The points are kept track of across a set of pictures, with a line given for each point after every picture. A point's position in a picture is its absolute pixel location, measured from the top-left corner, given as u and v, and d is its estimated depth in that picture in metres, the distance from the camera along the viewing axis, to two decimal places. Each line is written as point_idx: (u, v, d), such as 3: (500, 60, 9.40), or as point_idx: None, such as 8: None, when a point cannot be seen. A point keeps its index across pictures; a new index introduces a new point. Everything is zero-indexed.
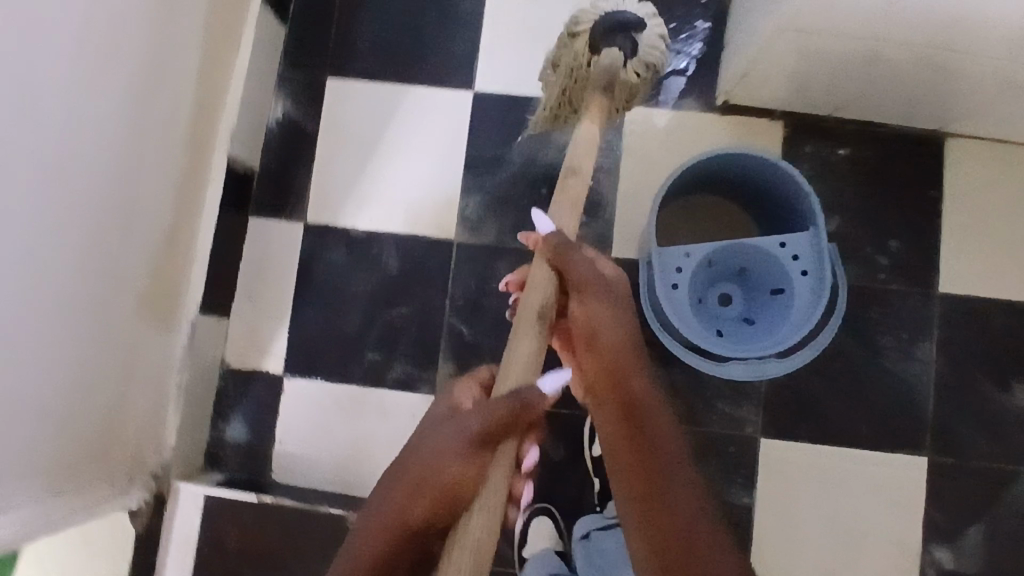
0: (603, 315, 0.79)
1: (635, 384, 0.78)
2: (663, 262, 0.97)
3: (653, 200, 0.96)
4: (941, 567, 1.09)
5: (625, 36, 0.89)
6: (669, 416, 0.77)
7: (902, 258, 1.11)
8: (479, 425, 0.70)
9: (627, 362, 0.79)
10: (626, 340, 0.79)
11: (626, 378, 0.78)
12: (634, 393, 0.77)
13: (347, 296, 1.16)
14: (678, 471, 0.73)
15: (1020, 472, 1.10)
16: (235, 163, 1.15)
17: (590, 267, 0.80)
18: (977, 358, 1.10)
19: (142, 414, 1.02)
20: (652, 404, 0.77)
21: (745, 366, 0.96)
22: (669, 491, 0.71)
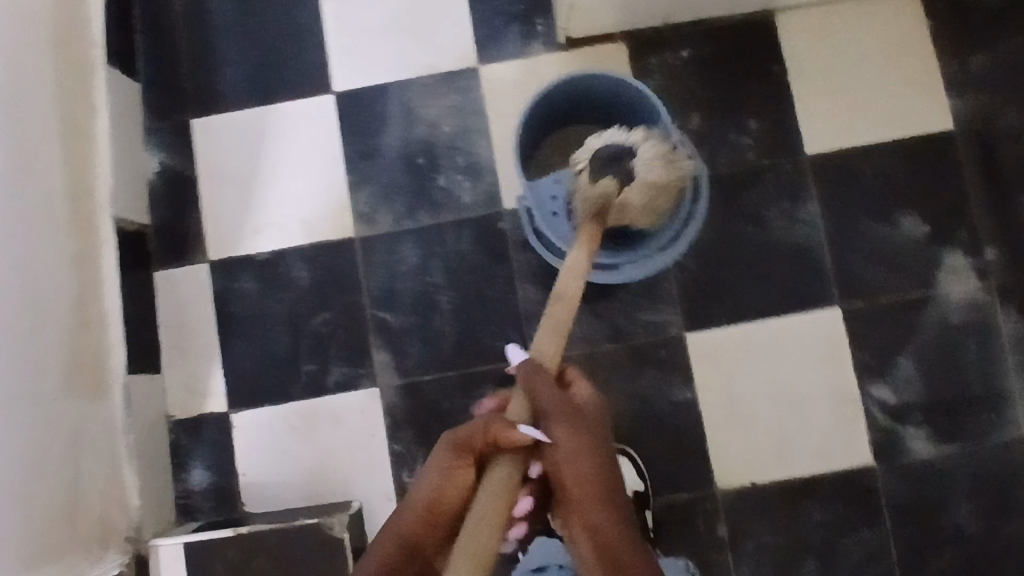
0: (569, 452, 0.76)
1: (597, 518, 0.74)
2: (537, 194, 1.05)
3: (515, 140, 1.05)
4: (883, 404, 1.16)
5: (617, 164, 0.97)
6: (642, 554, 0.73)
7: (763, 134, 1.20)
8: (405, 543, 0.77)
9: (592, 497, 0.75)
10: (595, 473, 0.76)
11: (593, 516, 0.75)
12: (602, 530, 0.74)
13: (269, 319, 1.19)
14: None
15: (930, 295, 1.17)
16: (122, 223, 1.16)
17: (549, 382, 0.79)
18: (858, 205, 1.19)
19: (99, 481, 1.04)
20: (623, 542, 0.73)
21: (637, 264, 1.08)
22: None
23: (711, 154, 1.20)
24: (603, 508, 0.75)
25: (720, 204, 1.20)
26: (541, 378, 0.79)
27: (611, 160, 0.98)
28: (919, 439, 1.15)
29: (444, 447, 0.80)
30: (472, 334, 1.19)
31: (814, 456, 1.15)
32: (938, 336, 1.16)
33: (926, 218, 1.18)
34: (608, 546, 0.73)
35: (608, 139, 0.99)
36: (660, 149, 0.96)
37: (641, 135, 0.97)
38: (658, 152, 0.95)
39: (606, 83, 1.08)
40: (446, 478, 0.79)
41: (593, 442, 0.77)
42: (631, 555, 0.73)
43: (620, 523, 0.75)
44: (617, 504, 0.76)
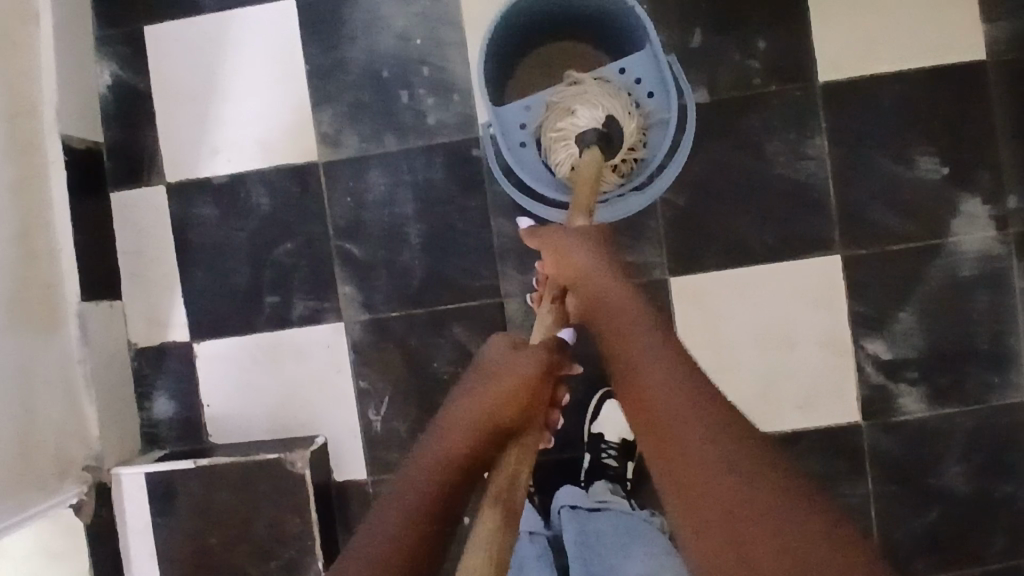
0: (605, 307, 0.72)
1: (649, 379, 0.63)
2: (504, 125, 0.95)
3: (477, 63, 0.93)
4: (878, 359, 1.08)
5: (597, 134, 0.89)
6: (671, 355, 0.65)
7: (772, 56, 1.08)
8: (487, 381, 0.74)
9: (632, 341, 0.67)
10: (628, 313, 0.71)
11: (637, 367, 0.64)
12: (648, 384, 0.62)
13: (230, 248, 1.13)
14: (722, 461, 0.55)
15: (942, 244, 1.07)
16: (73, 142, 1.09)
17: (570, 234, 0.81)
18: (870, 141, 1.08)
19: (54, 414, 1.02)
20: (676, 392, 0.61)
21: (609, 208, 0.99)
22: (719, 492, 0.53)
23: (710, 79, 1.08)
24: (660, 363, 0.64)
25: (716, 136, 1.09)
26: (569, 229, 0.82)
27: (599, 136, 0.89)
28: (913, 398, 1.08)
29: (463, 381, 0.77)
30: (443, 270, 1.12)
31: (795, 410, 1.09)
32: (945, 289, 1.07)
33: (945, 158, 1.07)
34: (654, 409, 0.60)
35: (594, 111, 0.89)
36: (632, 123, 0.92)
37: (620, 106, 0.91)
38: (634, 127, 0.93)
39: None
40: (459, 427, 0.70)
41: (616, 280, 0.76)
42: (687, 392, 0.60)
43: (676, 367, 0.63)
44: (663, 342, 0.66)
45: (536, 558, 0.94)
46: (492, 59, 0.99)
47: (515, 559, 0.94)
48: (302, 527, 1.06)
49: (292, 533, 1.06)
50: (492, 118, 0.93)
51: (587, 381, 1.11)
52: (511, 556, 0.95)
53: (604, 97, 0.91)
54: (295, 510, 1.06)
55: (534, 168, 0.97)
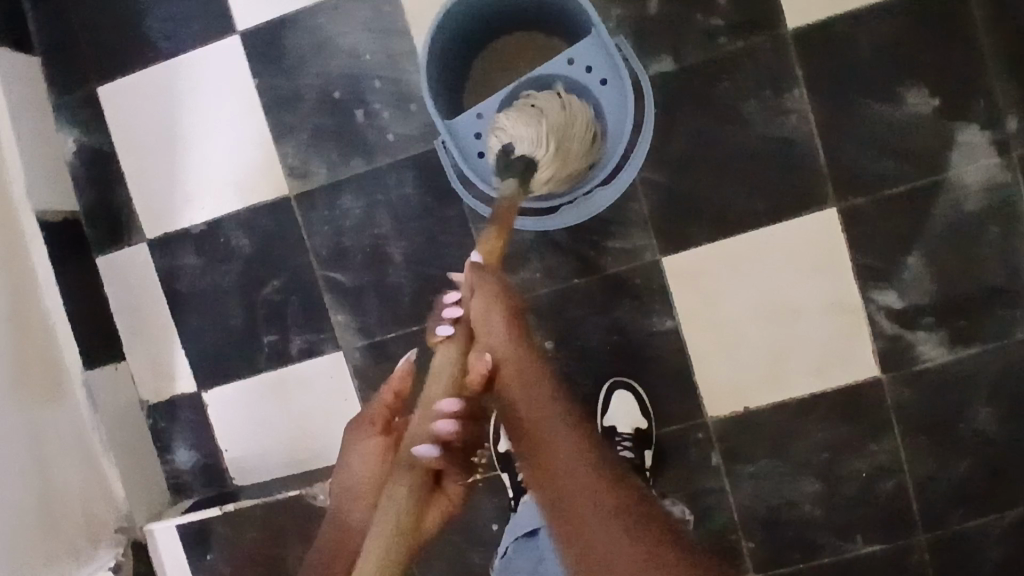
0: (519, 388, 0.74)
1: (556, 463, 0.69)
2: (458, 136, 0.91)
3: (420, 76, 0.89)
4: (889, 310, 1.04)
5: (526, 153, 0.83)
6: (570, 444, 0.70)
7: (734, 11, 1.03)
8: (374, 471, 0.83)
9: (536, 418, 0.72)
10: (527, 390, 0.74)
11: (537, 431, 0.72)
12: (556, 468, 0.69)
13: (220, 294, 1.13)
14: (616, 531, 0.65)
15: (942, 181, 1.01)
16: (48, 215, 1.09)
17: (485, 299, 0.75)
18: (851, 84, 1.02)
19: (78, 484, 1.04)
20: (575, 475, 0.68)
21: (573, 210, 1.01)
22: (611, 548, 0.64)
23: (673, 47, 1.04)
24: (562, 453, 0.70)
25: (688, 105, 1.04)
26: (493, 286, 0.76)
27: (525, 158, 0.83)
28: (932, 343, 1.04)
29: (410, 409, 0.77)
30: (431, 284, 1.10)
31: (809, 374, 1.06)
32: (951, 227, 1.02)
33: (934, 89, 1.00)
34: (551, 480, 0.69)
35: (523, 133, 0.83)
36: (586, 117, 0.87)
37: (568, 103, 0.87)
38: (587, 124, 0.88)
39: None
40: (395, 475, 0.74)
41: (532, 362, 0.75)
42: (587, 474, 0.68)
43: (581, 445, 0.71)
44: (569, 417, 0.73)
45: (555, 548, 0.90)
46: (438, 67, 0.95)
47: (534, 552, 0.94)
48: None
49: None
50: (444, 132, 0.89)
51: (595, 375, 1.09)
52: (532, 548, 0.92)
53: (541, 119, 0.84)
54: None
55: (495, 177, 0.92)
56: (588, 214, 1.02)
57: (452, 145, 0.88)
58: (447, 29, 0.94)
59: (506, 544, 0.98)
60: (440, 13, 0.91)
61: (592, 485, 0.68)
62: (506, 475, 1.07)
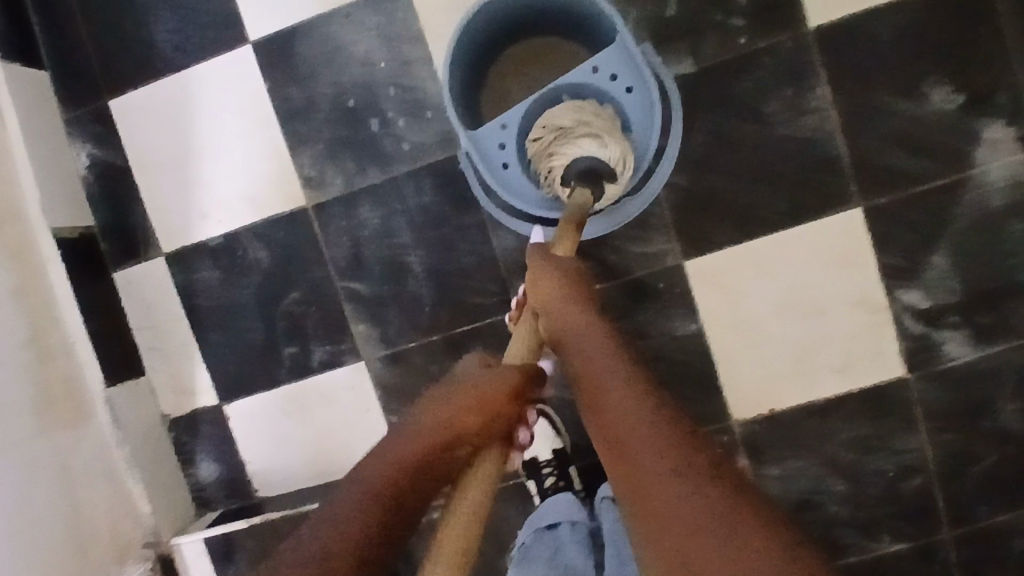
0: (580, 345, 0.71)
1: (606, 399, 0.63)
2: (482, 147, 0.90)
3: (443, 86, 0.88)
4: (914, 309, 1.03)
5: (588, 164, 0.85)
6: (628, 383, 0.64)
7: (754, 10, 1.01)
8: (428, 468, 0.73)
9: (592, 363, 0.68)
10: (593, 344, 0.71)
11: (594, 377, 0.67)
12: (605, 405, 0.63)
13: (239, 307, 1.13)
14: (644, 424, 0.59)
15: (967, 178, 1.00)
16: (63, 233, 1.08)
17: (540, 265, 0.82)
18: (874, 80, 1.00)
19: (103, 502, 1.04)
20: (623, 409, 0.61)
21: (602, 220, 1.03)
22: (651, 475, 0.54)
23: (693, 46, 1.02)
24: (615, 395, 0.63)
25: (710, 106, 1.03)
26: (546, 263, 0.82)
27: (587, 170, 0.85)
28: (958, 342, 1.03)
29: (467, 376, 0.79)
30: (452, 292, 1.09)
31: (834, 374, 1.06)
32: (976, 224, 1.01)
33: (958, 86, 0.99)
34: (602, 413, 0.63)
35: (574, 152, 0.86)
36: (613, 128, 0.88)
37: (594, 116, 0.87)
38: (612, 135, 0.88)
39: None
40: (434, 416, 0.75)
41: (586, 308, 0.76)
42: (638, 410, 0.60)
43: (644, 393, 0.63)
44: (632, 378, 0.65)
45: (575, 544, 0.91)
46: (458, 75, 0.94)
47: (554, 543, 0.92)
48: None
49: None
50: (469, 145, 0.88)
51: None
52: (550, 540, 0.93)
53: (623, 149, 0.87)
54: None
55: (521, 189, 0.93)
56: (620, 222, 1.04)
57: (477, 158, 0.88)
58: (467, 35, 0.93)
59: (524, 536, 0.95)
60: (462, 20, 0.90)
61: (647, 423, 0.59)
62: (532, 482, 1.05)
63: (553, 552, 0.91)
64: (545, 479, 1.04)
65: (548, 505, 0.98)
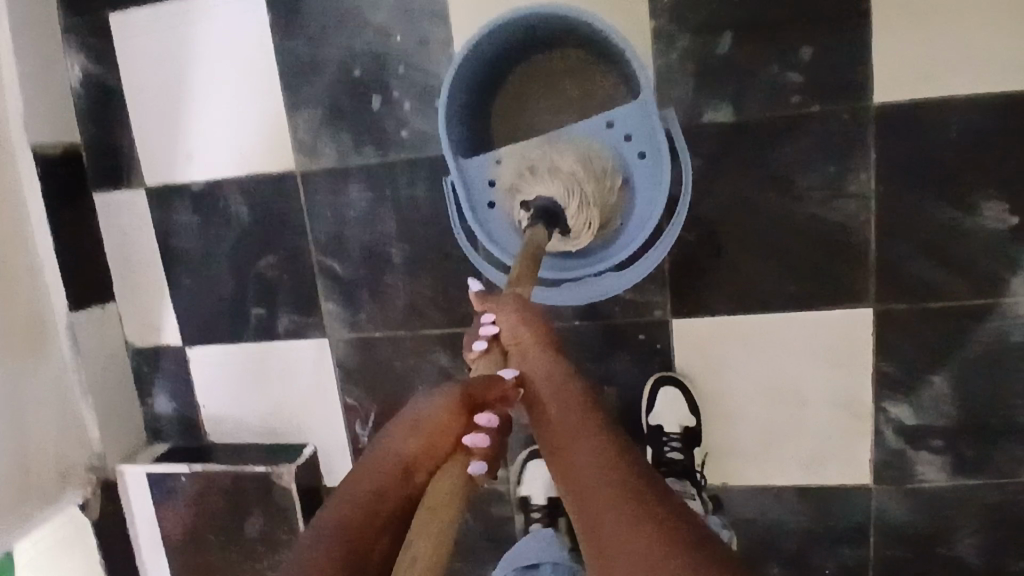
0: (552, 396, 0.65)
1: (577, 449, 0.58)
2: (469, 179, 0.83)
3: (440, 105, 0.79)
4: (899, 423, 0.97)
5: (549, 206, 0.78)
6: (600, 433, 0.59)
7: (816, 70, 0.89)
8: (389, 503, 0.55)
9: (561, 413, 0.63)
10: (561, 388, 0.66)
11: (563, 426, 0.61)
12: (574, 464, 0.57)
13: (213, 257, 1.09)
14: (617, 479, 0.54)
15: (995, 305, 0.92)
16: (46, 148, 1.04)
17: (512, 292, 0.73)
18: (927, 178, 0.89)
19: (50, 429, 1.05)
20: (596, 469, 0.55)
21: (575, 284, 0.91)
22: (631, 534, 0.49)
23: (738, 95, 0.91)
24: (588, 447, 0.58)
25: (739, 164, 0.93)
26: (526, 274, 0.74)
27: (545, 212, 0.78)
28: (932, 467, 0.98)
29: (441, 389, 0.64)
30: (429, 293, 1.05)
31: (798, 468, 1.01)
32: (989, 354, 0.93)
33: (1017, 205, 0.88)
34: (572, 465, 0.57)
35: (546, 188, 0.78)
36: (605, 194, 0.79)
37: (589, 176, 0.78)
38: (604, 201, 0.80)
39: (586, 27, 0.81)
40: (404, 428, 0.60)
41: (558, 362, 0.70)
42: (607, 458, 0.56)
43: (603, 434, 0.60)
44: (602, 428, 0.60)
45: None
46: (464, 89, 0.85)
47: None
48: (290, 537, 1.10)
49: (281, 540, 1.11)
50: (454, 174, 0.81)
51: None
52: None
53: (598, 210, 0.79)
54: (282, 519, 1.10)
55: (500, 233, 0.84)
56: (593, 295, 0.88)
57: (460, 190, 0.81)
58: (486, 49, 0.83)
59: (501, 575, 0.88)
60: (478, 31, 0.80)
61: (622, 474, 0.55)
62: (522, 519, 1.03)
63: None
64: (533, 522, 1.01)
65: (528, 544, 0.91)
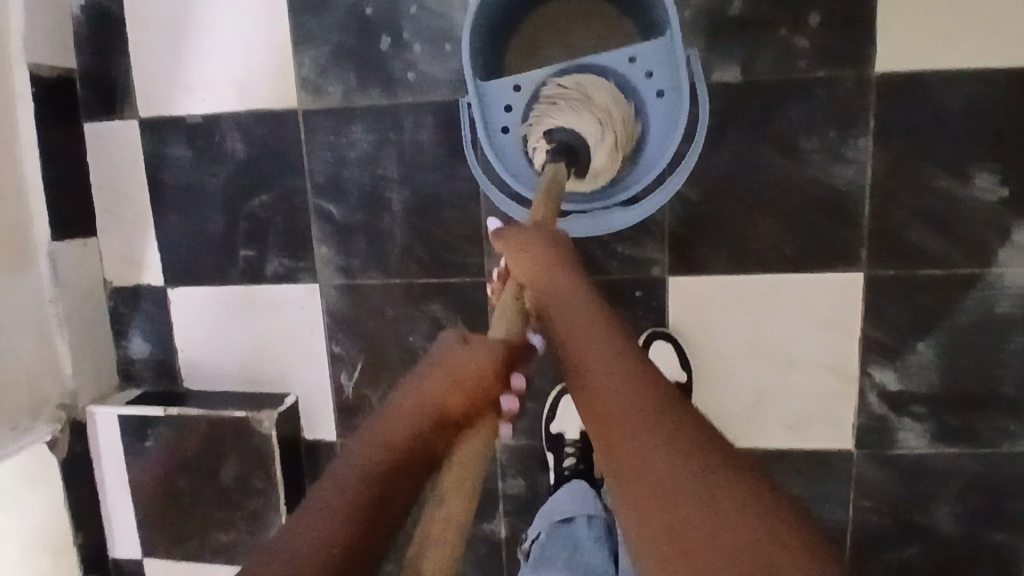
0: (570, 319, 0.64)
1: (595, 379, 0.57)
2: (487, 101, 0.86)
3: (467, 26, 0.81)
4: (884, 389, 1.00)
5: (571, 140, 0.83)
6: (621, 362, 0.58)
7: (825, 35, 0.91)
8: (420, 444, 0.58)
9: (582, 339, 0.62)
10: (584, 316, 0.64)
11: (583, 356, 0.60)
12: (600, 390, 0.56)
13: (204, 194, 1.06)
14: (637, 408, 0.53)
15: (983, 276, 0.95)
16: (40, 70, 1.01)
17: (532, 231, 0.75)
18: (924, 148, 0.93)
19: (23, 358, 1.03)
20: (619, 400, 0.55)
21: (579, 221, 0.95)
22: (648, 469, 0.49)
23: (747, 56, 0.93)
24: (612, 377, 0.57)
25: (744, 125, 0.95)
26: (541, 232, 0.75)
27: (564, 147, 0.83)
28: (914, 433, 1.00)
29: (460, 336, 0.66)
30: (426, 242, 1.03)
31: (783, 431, 1.03)
32: (974, 323, 0.96)
33: (1007, 178, 0.92)
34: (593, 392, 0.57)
35: (570, 120, 0.82)
36: (628, 135, 0.85)
37: (618, 110, 0.83)
38: (624, 137, 0.85)
39: None
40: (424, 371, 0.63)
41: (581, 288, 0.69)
42: (628, 386, 0.56)
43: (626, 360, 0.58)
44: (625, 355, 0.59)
45: (595, 542, 0.89)
46: (488, 17, 0.86)
47: (571, 540, 0.90)
48: (264, 486, 1.07)
49: (257, 488, 1.08)
50: (474, 96, 0.84)
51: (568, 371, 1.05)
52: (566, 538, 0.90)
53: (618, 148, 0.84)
54: (260, 467, 1.07)
55: (513, 159, 0.88)
56: (597, 231, 0.95)
57: (479, 111, 0.84)
58: None
59: (539, 529, 0.93)
60: None
61: (642, 405, 0.54)
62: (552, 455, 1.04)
63: (573, 550, 0.88)
64: (566, 458, 1.03)
65: (561, 497, 0.95)
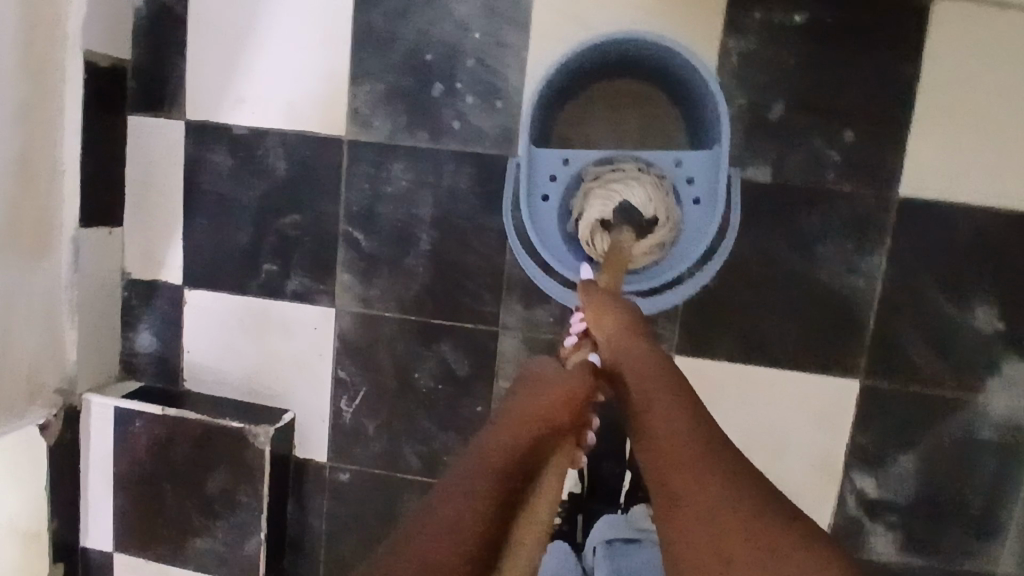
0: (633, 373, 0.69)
1: (659, 427, 0.62)
2: (534, 167, 0.91)
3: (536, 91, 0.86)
4: (863, 494, 1.04)
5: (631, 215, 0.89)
6: (680, 411, 0.64)
7: (856, 151, 0.97)
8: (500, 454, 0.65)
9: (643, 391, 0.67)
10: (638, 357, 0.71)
11: (647, 406, 0.65)
12: (665, 433, 0.62)
13: (236, 204, 1.08)
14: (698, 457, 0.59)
15: (967, 401, 1.00)
16: (97, 59, 1.02)
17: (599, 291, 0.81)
18: (931, 271, 0.98)
19: (31, 341, 1.02)
20: (683, 441, 0.61)
21: None
22: (715, 509, 0.56)
23: (779, 158, 0.98)
24: (675, 424, 0.62)
25: (768, 223, 0.99)
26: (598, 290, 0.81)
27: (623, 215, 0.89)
28: (884, 539, 1.04)
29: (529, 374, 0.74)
30: (447, 284, 1.06)
31: None
32: (955, 444, 1.01)
33: (1002, 312, 0.97)
34: (656, 438, 0.62)
35: (628, 191, 0.89)
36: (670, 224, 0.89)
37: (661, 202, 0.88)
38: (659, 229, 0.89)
39: (676, 74, 0.91)
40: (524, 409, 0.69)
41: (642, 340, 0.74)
42: (689, 435, 0.61)
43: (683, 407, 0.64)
44: (683, 402, 0.65)
45: None
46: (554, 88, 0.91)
47: None
48: (250, 500, 1.07)
49: (241, 502, 1.08)
50: (525, 158, 0.89)
51: None
52: None
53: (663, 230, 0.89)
54: (247, 480, 1.07)
55: (547, 226, 0.92)
56: None
57: (527, 173, 0.88)
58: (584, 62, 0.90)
59: None
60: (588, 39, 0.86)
61: (705, 450, 0.60)
62: None
63: None
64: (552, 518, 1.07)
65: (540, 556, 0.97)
